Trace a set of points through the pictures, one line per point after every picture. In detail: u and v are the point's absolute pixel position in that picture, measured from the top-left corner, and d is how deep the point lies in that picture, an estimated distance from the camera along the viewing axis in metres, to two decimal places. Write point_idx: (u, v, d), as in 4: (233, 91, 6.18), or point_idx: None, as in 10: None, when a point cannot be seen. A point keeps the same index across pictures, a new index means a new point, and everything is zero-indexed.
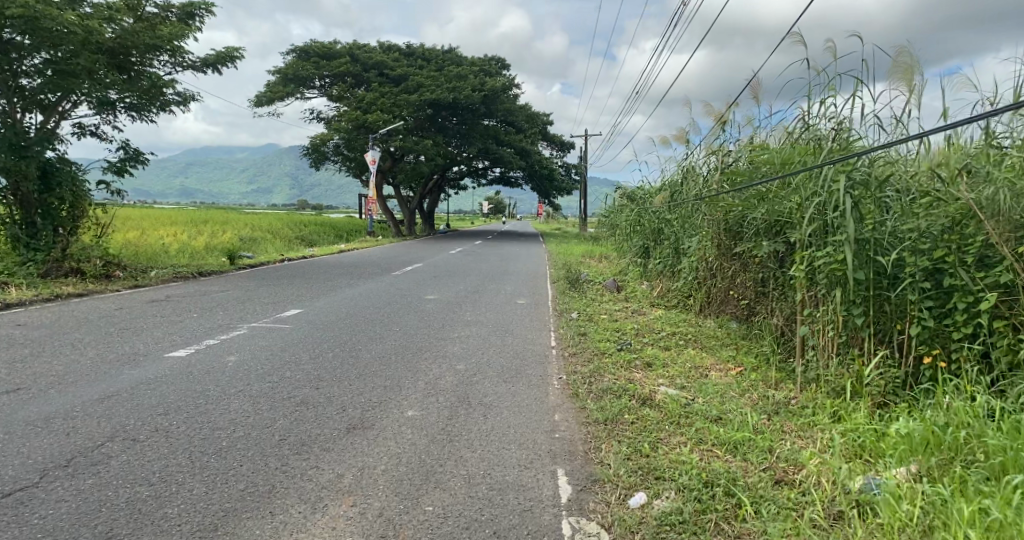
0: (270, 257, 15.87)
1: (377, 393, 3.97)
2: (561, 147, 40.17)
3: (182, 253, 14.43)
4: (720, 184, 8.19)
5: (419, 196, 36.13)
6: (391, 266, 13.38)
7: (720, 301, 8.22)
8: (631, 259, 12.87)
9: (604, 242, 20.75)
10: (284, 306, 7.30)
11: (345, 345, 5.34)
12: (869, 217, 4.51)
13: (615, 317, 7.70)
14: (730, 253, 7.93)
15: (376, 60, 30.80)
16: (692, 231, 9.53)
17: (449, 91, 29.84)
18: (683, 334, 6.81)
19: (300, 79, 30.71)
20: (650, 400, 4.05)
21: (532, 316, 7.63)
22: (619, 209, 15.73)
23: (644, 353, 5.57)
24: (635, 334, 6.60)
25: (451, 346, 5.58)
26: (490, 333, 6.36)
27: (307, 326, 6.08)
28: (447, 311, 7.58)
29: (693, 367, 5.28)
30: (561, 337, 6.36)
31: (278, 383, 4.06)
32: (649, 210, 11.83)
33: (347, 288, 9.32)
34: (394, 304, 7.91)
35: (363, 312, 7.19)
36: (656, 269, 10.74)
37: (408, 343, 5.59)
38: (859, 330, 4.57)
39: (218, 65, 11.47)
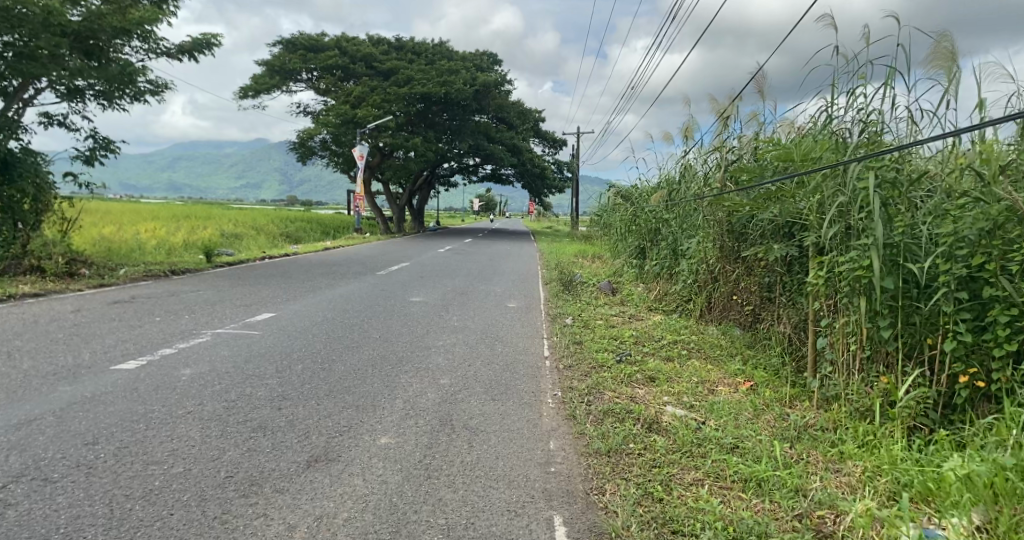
0: (251, 254, 15.30)
1: (348, 416, 3.50)
2: (553, 145, 39.75)
3: (158, 251, 13.81)
4: (724, 184, 7.79)
5: (409, 194, 35.57)
6: (377, 265, 12.88)
7: (722, 306, 7.81)
8: (626, 260, 12.44)
9: (597, 242, 20.34)
10: (257, 308, 6.80)
11: (317, 355, 4.84)
12: (898, 220, 4.09)
13: (611, 323, 7.26)
14: (733, 257, 7.53)
15: (365, 53, 30.20)
16: (692, 231, 9.15)
17: (440, 85, 29.30)
18: (686, 343, 6.39)
19: (287, 72, 30.09)
20: (657, 423, 3.62)
21: (524, 322, 7.16)
22: (613, 209, 15.32)
23: (648, 366, 5.16)
24: (635, 343, 6.16)
25: (435, 357, 5.10)
26: (478, 341, 5.89)
27: (278, 333, 5.58)
28: (432, 316, 7.10)
29: (702, 381, 4.87)
30: (554, 345, 5.92)
31: (235, 402, 3.56)
32: (645, 209, 11.41)
33: (328, 289, 8.80)
34: (376, 308, 7.41)
35: (342, 316, 6.68)
36: (653, 272, 10.32)
37: (388, 353, 5.10)
38: (884, 344, 4.16)
39: (195, 52, 10.94)
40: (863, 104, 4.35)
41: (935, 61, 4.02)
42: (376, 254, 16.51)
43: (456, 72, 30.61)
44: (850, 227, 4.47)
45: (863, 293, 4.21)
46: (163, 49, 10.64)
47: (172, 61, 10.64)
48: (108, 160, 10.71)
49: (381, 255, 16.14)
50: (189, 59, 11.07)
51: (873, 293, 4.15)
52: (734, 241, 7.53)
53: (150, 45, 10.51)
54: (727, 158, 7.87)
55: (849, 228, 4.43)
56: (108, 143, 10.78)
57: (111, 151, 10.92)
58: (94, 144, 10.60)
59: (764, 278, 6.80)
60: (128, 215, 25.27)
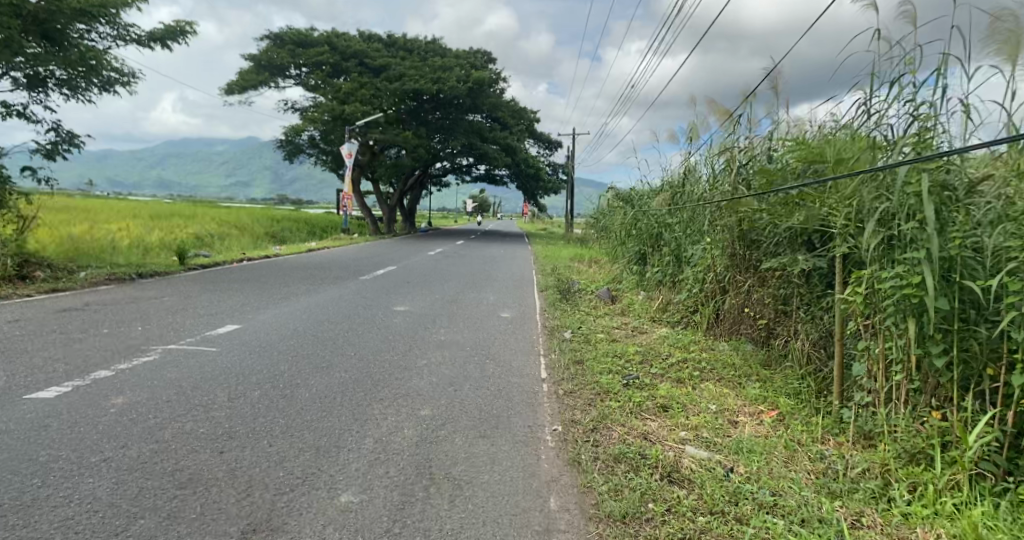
0: (230, 255, 14.56)
1: (304, 464, 2.87)
2: (547, 146, 39.22)
3: (130, 251, 13.08)
4: (737, 189, 7.22)
5: (400, 194, 34.87)
6: (362, 269, 12.23)
7: (731, 320, 7.25)
8: (624, 267, 11.89)
9: (593, 245, 19.82)
10: (222, 319, 6.14)
11: (281, 378, 4.21)
12: (954, 229, 3.51)
13: (614, 338, 6.66)
14: (745, 266, 7.03)
15: (355, 49, 29.57)
16: (697, 238, 8.72)
17: (432, 82, 28.71)
18: (697, 362, 5.81)
19: (275, 67, 29.38)
20: (677, 472, 3.03)
21: (518, 336, 6.55)
22: (611, 212, 14.82)
23: (661, 392, 4.57)
24: (643, 362, 5.58)
25: (417, 380, 4.48)
26: (466, 359, 5.27)
27: (240, 349, 4.92)
28: (417, 329, 6.47)
29: (723, 412, 4.30)
30: (552, 364, 5.33)
31: (167, 444, 2.91)
32: (646, 213, 10.83)
33: (306, 296, 8.14)
34: (355, 318, 6.76)
35: (316, 328, 6.05)
36: (655, 279, 9.77)
37: (363, 376, 4.47)
38: (936, 372, 3.57)
39: (167, 40, 10.23)
40: (911, 96, 3.78)
41: (998, 46, 3.45)
42: (363, 256, 15.85)
43: (449, 69, 30.02)
44: (894, 238, 3.89)
45: (910, 314, 3.63)
46: (133, 37, 9.96)
47: (141, 49, 9.96)
48: (72, 155, 10.01)
49: (368, 258, 15.49)
50: (161, 47, 10.38)
51: (924, 315, 3.57)
52: (748, 250, 6.97)
53: (118, 31, 9.84)
54: (737, 161, 7.30)
55: (895, 239, 3.86)
56: (72, 137, 10.09)
57: (76, 145, 10.21)
58: (57, 138, 9.90)
59: (782, 291, 6.25)
60: (106, 213, 24.42)
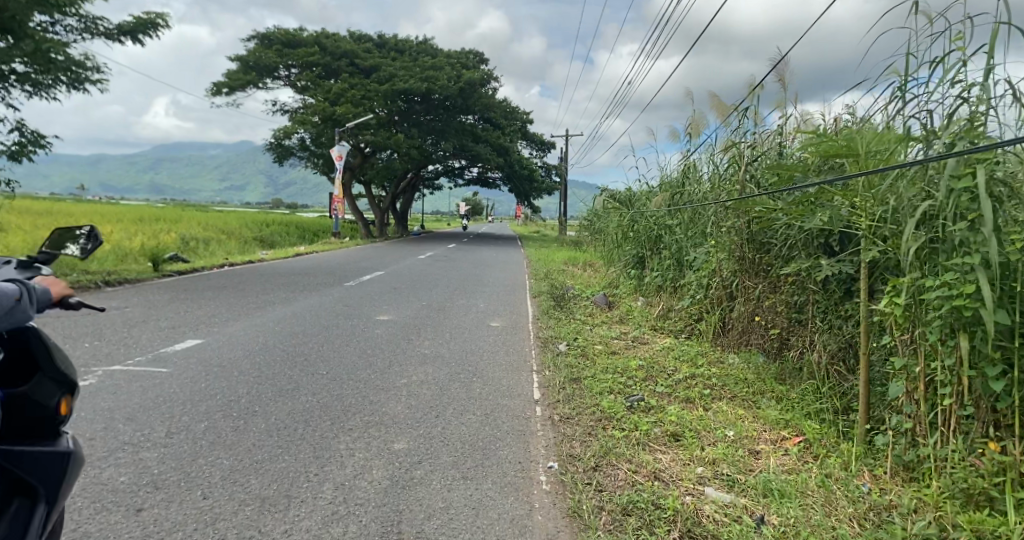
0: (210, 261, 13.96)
1: (242, 525, 2.33)
2: (541, 149, 38.81)
3: (105, 257, 12.48)
4: (745, 189, 6.72)
5: (392, 197, 34.31)
6: (347, 275, 11.67)
7: (738, 330, 6.77)
8: (620, 271, 11.38)
9: (586, 248, 19.35)
10: (183, 332, 5.59)
11: (234, 405, 3.67)
12: (1015, 231, 3.00)
13: (613, 351, 6.15)
14: (756, 271, 6.59)
15: (345, 49, 29.00)
16: (702, 242, 8.27)
17: (423, 81, 28.20)
18: (706, 379, 5.32)
19: (263, 67, 28.80)
20: (699, 527, 2.51)
21: (509, 348, 6.03)
22: (606, 213, 14.32)
23: (671, 418, 4.06)
24: (648, 380, 5.07)
25: (393, 406, 3.93)
26: (451, 377, 4.74)
27: (195, 369, 4.37)
28: (398, 342, 5.93)
29: (742, 441, 3.78)
30: (547, 382, 4.81)
31: (71, 503, 2.37)
32: (644, 215, 10.34)
33: (282, 305, 7.58)
34: (332, 330, 6.22)
35: (287, 343, 5.50)
36: (655, 284, 9.28)
37: (331, 401, 3.93)
38: (993, 398, 3.07)
39: (137, 33, 9.66)
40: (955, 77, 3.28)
41: None
42: (351, 261, 15.29)
43: (441, 69, 29.54)
44: (937, 241, 3.40)
45: (961, 330, 3.13)
46: (101, 30, 9.40)
47: (109, 42, 9.39)
48: (37, 156, 9.41)
49: (355, 262, 14.94)
50: (132, 41, 9.81)
51: (979, 332, 3.06)
52: (759, 255, 6.54)
53: (85, 23, 9.27)
54: (745, 159, 6.80)
55: (939, 243, 3.35)
56: (38, 137, 9.49)
57: (42, 146, 9.61)
58: (21, 138, 9.28)
59: (796, 298, 5.84)
60: (88, 218, 23.75)
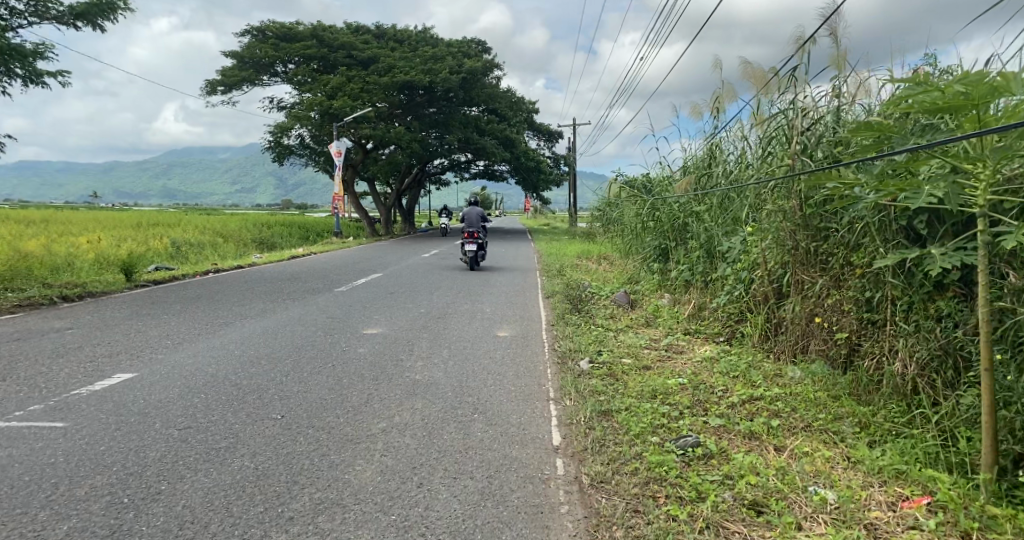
0: (197, 267, 12.96)
1: None
2: (548, 138, 37.57)
3: (79, 268, 11.52)
4: (798, 163, 5.58)
5: (396, 193, 33.34)
6: (339, 279, 10.62)
7: (785, 333, 5.66)
8: (642, 264, 10.25)
9: (601, 239, 18.25)
10: (120, 361, 4.59)
11: (134, 479, 2.69)
12: None
13: (647, 366, 5.08)
14: (814, 261, 5.48)
15: (342, 41, 27.90)
16: (740, 229, 7.16)
17: (423, 72, 27.06)
18: (768, 402, 4.21)
19: (257, 63, 27.79)
20: None
21: (520, 368, 4.98)
22: (621, 201, 13.23)
23: (741, 472, 2.97)
24: (696, 411, 3.97)
25: (360, 471, 2.91)
26: (443, 418, 3.71)
27: (105, 419, 3.36)
28: (383, 365, 4.90)
29: (851, 511, 2.66)
30: (570, 419, 3.75)
31: None
32: (667, 201, 9.22)
33: (256, 320, 6.57)
34: (306, 350, 5.20)
35: (245, 370, 4.49)
36: (684, 278, 8.15)
37: (275, 467, 2.90)
38: None
39: (93, 17, 8.65)
40: None
41: None
42: (348, 262, 14.28)
43: (442, 58, 28.47)
44: None
45: None
46: (52, 14, 8.39)
47: (59, 25, 8.38)
48: None
49: (351, 263, 13.84)
50: (90, 26, 8.81)
51: None
52: (815, 243, 5.46)
53: (33, 7, 8.27)
54: (796, 128, 5.68)
55: None
56: None
57: None
58: None
59: (867, 295, 4.76)
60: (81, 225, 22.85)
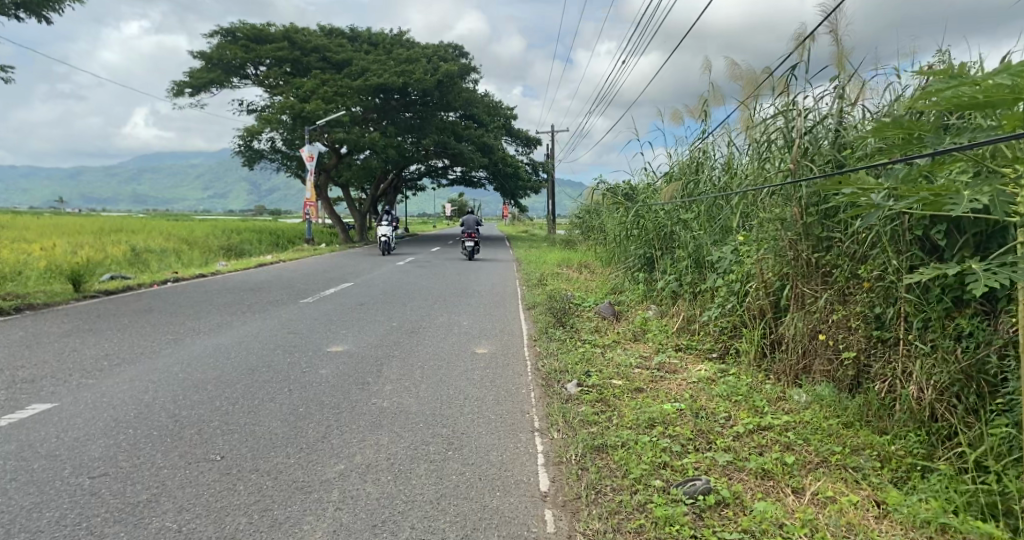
0: (155, 276, 12.21)
1: None
2: (526, 143, 37.29)
3: (24, 277, 10.72)
4: (798, 169, 5.21)
5: (371, 199, 32.65)
6: (307, 289, 10.02)
7: (785, 350, 5.27)
8: (625, 273, 9.87)
9: (580, 246, 17.88)
10: (41, 388, 3.99)
11: None
12: None
13: (639, 389, 4.64)
14: (816, 273, 5.10)
15: (316, 43, 27.25)
16: (732, 239, 6.78)
17: (398, 75, 26.49)
18: (778, 433, 3.78)
19: (227, 64, 26.95)
20: None
21: (500, 391, 4.50)
22: (602, 208, 12.86)
23: (761, 527, 2.52)
24: (699, 446, 3.53)
25: (308, 532, 2.40)
26: (413, 458, 3.21)
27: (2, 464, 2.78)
28: (347, 389, 4.37)
29: None
30: (558, 457, 3.28)
31: None
32: (653, 208, 8.85)
33: (210, 336, 5.97)
34: (261, 373, 4.65)
35: (187, 397, 3.94)
36: (671, 289, 7.76)
37: (204, 527, 2.37)
38: None
39: (37, 6, 7.99)
40: None
41: None
42: (318, 270, 13.62)
43: (417, 61, 27.97)
44: None
45: None
46: None
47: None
48: None
49: (320, 272, 13.20)
50: (34, 17, 8.15)
51: None
52: (817, 254, 5.09)
53: None
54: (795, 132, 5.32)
55: None
56: None
57: None
58: None
59: (877, 311, 4.38)
60: (36, 231, 21.71)
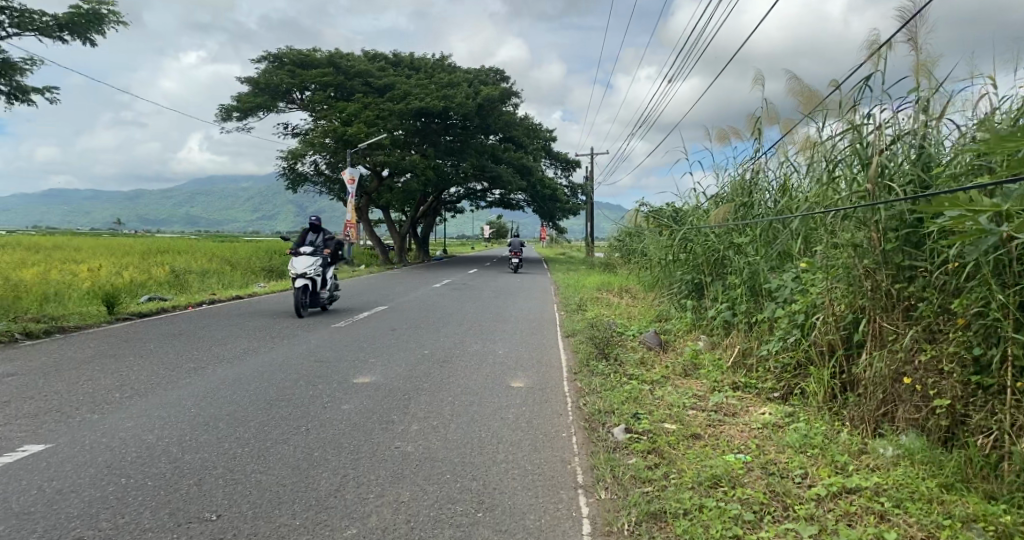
0: (192, 298, 12.17)
1: None
2: (565, 165, 37.04)
3: (67, 299, 10.80)
4: (875, 190, 4.64)
5: (411, 222, 32.75)
6: (340, 313, 9.76)
7: (860, 394, 4.63)
8: (671, 300, 9.30)
9: (622, 268, 17.35)
10: (45, 426, 3.73)
11: None
12: None
13: (696, 436, 4.10)
14: (897, 307, 4.49)
15: (358, 67, 27.64)
16: (791, 267, 6.19)
17: (440, 98, 26.57)
18: (868, 498, 3.20)
19: (273, 89, 27.57)
20: None
21: (539, 435, 4.03)
22: (645, 231, 12.34)
23: None
24: (773, 515, 2.98)
25: None
26: (436, 521, 2.77)
27: None
28: (369, 429, 3.98)
29: None
30: (608, 527, 2.79)
31: None
32: (701, 233, 8.31)
33: (234, 364, 5.70)
34: (280, 409, 4.30)
35: (193, 439, 3.65)
36: (723, 320, 7.17)
37: None
38: None
39: (83, 29, 8.07)
40: None
41: None
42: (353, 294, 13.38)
43: (458, 85, 28.08)
44: None
45: None
46: (37, 26, 7.80)
47: (44, 37, 7.80)
48: None
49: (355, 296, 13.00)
50: (80, 39, 8.23)
51: None
52: (897, 285, 4.49)
53: (18, 18, 7.69)
54: (870, 149, 4.76)
55: None
56: None
57: None
58: None
59: (978, 353, 3.76)
60: (88, 251, 22.31)
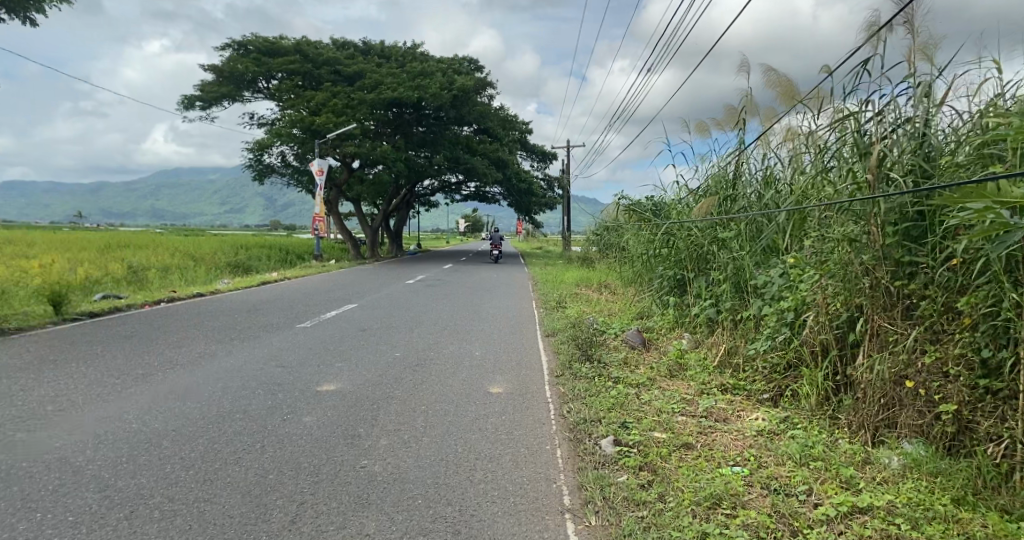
0: (151, 296, 11.54)
1: None
2: (541, 158, 36.73)
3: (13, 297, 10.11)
4: (875, 183, 4.38)
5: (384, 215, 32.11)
6: (306, 312, 9.27)
7: (858, 397, 4.38)
8: (652, 296, 9.04)
9: (600, 263, 17.12)
10: None
11: None
12: None
13: (689, 447, 3.79)
14: (897, 306, 4.24)
15: (328, 56, 26.86)
16: (779, 262, 5.94)
17: (413, 89, 25.95)
18: (882, 519, 2.92)
19: (238, 78, 26.64)
20: None
21: (521, 449, 3.68)
22: (624, 224, 12.08)
23: None
24: None
25: None
26: None
27: None
28: (334, 445, 3.59)
29: None
30: None
31: None
32: (683, 228, 8.04)
33: (187, 371, 5.23)
34: (233, 423, 3.88)
35: (131, 462, 3.22)
36: (707, 317, 6.91)
37: None
38: None
39: (21, 6, 7.45)
40: None
41: None
42: (322, 290, 12.86)
43: (432, 75, 27.48)
44: None
45: None
46: None
47: None
48: None
49: (324, 292, 12.49)
50: (20, 18, 7.61)
51: None
52: (898, 283, 4.24)
53: None
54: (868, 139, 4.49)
55: None
56: None
57: None
58: None
59: (987, 356, 3.52)
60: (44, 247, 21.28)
